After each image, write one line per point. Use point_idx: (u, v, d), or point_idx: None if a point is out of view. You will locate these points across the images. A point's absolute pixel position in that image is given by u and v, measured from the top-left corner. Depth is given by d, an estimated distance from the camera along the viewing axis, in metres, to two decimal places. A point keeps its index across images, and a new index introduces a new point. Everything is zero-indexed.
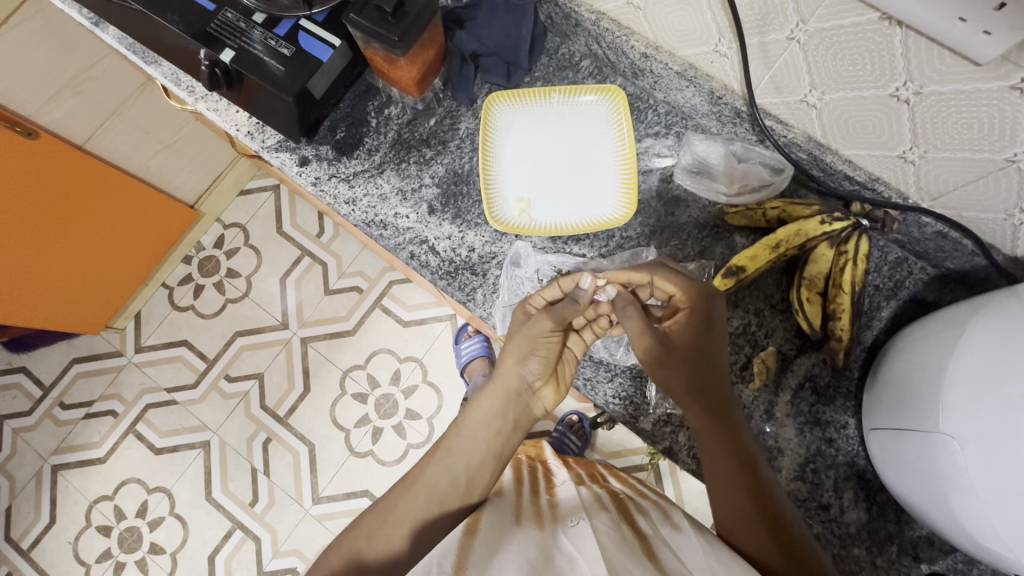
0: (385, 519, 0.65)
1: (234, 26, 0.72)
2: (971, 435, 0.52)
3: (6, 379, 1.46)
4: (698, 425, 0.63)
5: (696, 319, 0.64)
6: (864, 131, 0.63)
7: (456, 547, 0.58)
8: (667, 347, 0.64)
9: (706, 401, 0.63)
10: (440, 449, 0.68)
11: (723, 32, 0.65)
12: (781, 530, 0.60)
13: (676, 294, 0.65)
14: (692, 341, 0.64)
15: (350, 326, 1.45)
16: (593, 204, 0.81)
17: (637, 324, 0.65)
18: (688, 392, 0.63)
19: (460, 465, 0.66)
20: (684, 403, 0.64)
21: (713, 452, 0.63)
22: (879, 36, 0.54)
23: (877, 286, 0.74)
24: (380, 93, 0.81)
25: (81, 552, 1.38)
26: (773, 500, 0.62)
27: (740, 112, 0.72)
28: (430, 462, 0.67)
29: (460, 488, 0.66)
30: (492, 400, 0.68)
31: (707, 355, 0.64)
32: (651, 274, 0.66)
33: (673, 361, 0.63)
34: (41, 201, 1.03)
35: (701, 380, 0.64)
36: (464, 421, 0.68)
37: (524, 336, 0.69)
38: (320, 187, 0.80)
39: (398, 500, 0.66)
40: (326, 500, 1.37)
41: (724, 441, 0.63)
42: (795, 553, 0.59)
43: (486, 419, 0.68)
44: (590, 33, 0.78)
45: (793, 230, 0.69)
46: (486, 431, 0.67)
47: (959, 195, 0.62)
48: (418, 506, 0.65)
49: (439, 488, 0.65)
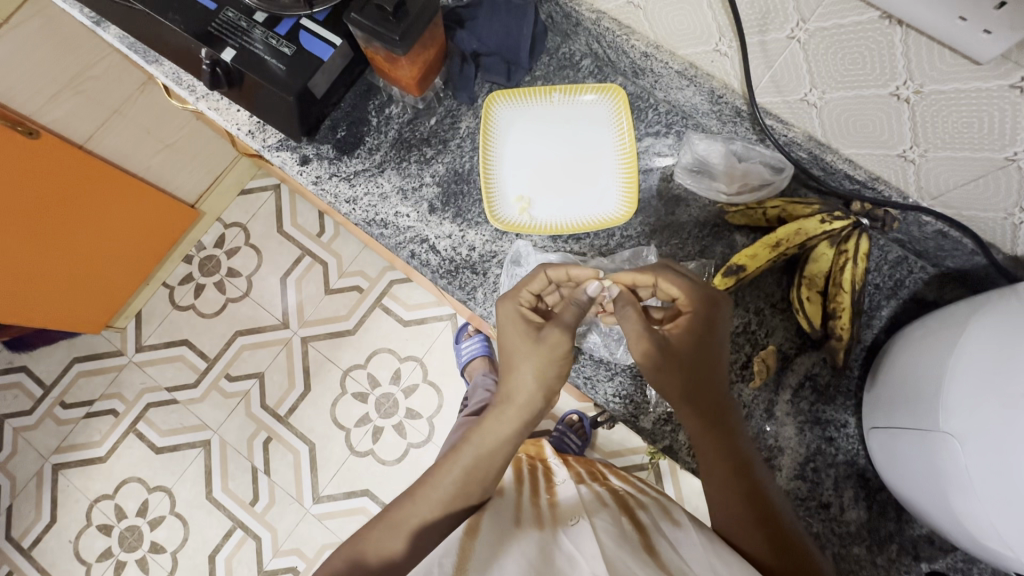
0: (391, 526, 0.64)
1: (235, 26, 0.72)
2: (971, 435, 0.52)
3: (6, 379, 1.47)
4: (693, 427, 0.63)
5: (697, 323, 0.64)
6: (864, 130, 0.63)
7: (457, 548, 0.59)
8: (666, 350, 0.63)
9: (704, 405, 0.63)
10: (455, 466, 0.66)
11: (723, 32, 0.65)
12: (776, 532, 0.60)
13: (679, 299, 0.65)
14: (692, 345, 0.64)
15: (350, 325, 1.45)
16: (593, 204, 0.82)
17: (637, 328, 0.64)
18: (686, 396, 0.63)
19: (475, 482, 0.66)
20: (680, 406, 0.64)
21: (708, 454, 0.63)
22: (879, 36, 0.54)
23: (877, 285, 0.75)
24: (381, 92, 0.82)
25: (82, 551, 1.39)
26: (769, 503, 0.62)
27: (740, 111, 0.72)
28: (443, 477, 0.66)
29: (473, 499, 0.66)
30: (511, 423, 0.66)
31: (706, 359, 0.64)
32: (655, 277, 0.65)
33: (672, 364, 0.63)
34: (41, 200, 1.03)
35: (699, 384, 0.64)
36: (479, 438, 0.66)
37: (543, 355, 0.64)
38: (320, 186, 0.80)
39: (406, 512, 0.65)
40: (326, 499, 1.37)
41: (720, 444, 0.63)
42: (789, 555, 0.59)
43: (504, 439, 0.66)
44: (591, 32, 0.78)
45: (793, 229, 0.69)
46: (504, 451, 0.66)
47: (958, 194, 0.62)
48: (431, 519, 0.64)
49: (451, 502, 0.65)
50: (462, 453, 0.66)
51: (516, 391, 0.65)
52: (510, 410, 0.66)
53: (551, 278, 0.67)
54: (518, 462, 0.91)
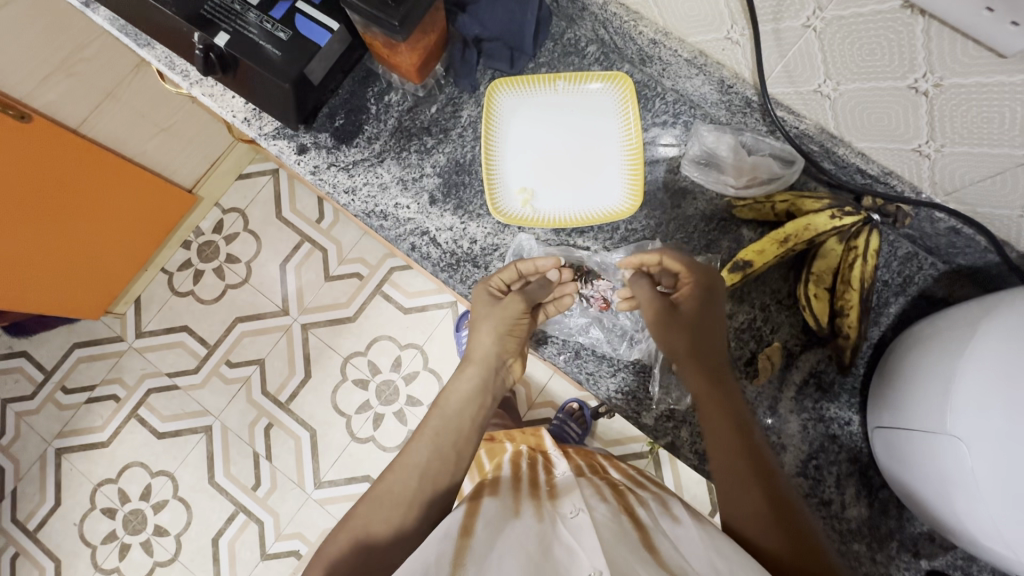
0: (375, 501, 0.65)
1: (228, 9, 0.69)
2: (977, 436, 0.51)
3: (7, 363, 1.47)
4: (697, 387, 0.66)
5: (698, 293, 0.69)
6: (880, 124, 0.61)
7: (453, 547, 0.56)
8: (671, 315, 0.69)
9: (708, 369, 0.67)
10: (426, 432, 0.69)
11: (736, 18, 0.63)
12: (778, 499, 0.60)
13: (683, 275, 0.70)
14: (697, 315, 0.69)
15: (351, 312, 1.44)
16: (596, 197, 0.80)
17: (648, 295, 0.71)
18: (691, 357, 0.67)
19: (447, 442, 0.68)
20: (688, 368, 0.67)
21: (711, 417, 0.65)
22: (900, 25, 0.52)
23: (886, 282, 0.73)
24: (380, 78, 0.79)
25: (87, 534, 1.40)
26: (769, 467, 0.63)
27: (751, 101, 0.70)
28: (418, 445, 0.68)
29: (449, 463, 0.68)
30: (474, 380, 0.72)
31: (707, 325, 0.68)
32: (661, 255, 0.70)
33: (677, 329, 0.69)
34: (33, 181, 1.01)
35: (703, 348, 0.68)
36: (446, 400, 0.72)
37: (500, 316, 0.71)
38: (319, 175, 0.78)
39: (387, 485, 0.66)
40: (328, 484, 1.38)
41: (724, 407, 0.65)
42: (790, 522, 0.59)
43: (470, 395, 0.71)
44: (597, 17, 0.75)
45: (802, 224, 0.68)
46: (471, 407, 0.71)
47: (975, 190, 0.60)
48: (411, 487, 0.65)
49: (427, 467, 0.67)
50: (430, 419, 0.70)
51: (474, 349, 0.73)
52: (470, 367, 0.73)
53: (521, 271, 0.73)
54: (517, 457, 0.89)
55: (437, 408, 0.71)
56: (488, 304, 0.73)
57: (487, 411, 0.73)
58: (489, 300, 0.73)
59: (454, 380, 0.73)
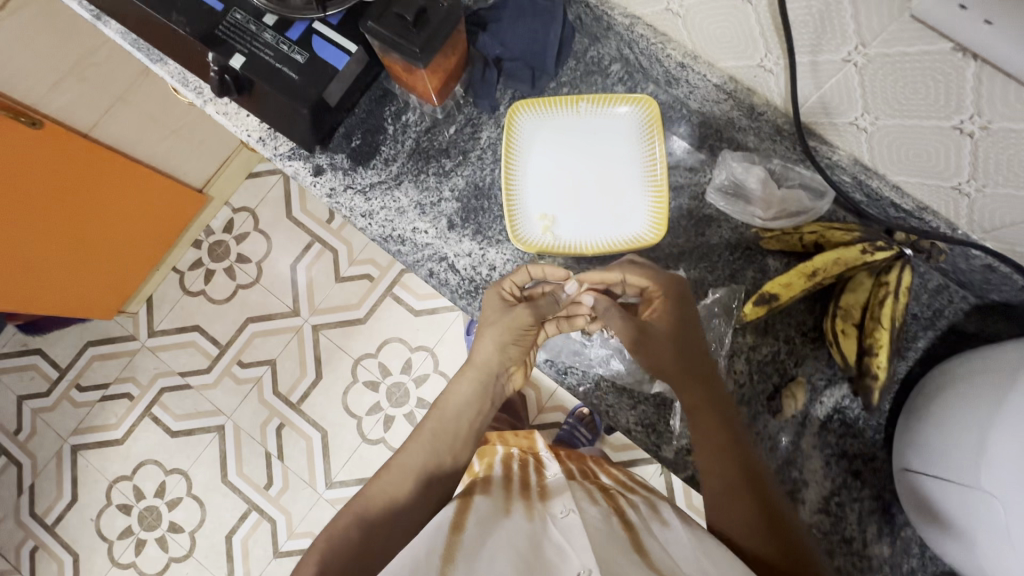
0: (369, 502, 0.64)
1: (243, 29, 0.67)
2: (1013, 496, 0.50)
3: (23, 361, 1.48)
4: (689, 399, 0.65)
5: (670, 308, 0.69)
6: (917, 159, 0.59)
7: (442, 543, 0.54)
8: (644, 334, 0.68)
9: (698, 379, 0.66)
10: (423, 433, 0.69)
11: (770, 46, 0.60)
12: (770, 508, 0.60)
13: (649, 288, 0.70)
14: (670, 330, 0.68)
15: (362, 314, 1.44)
16: (620, 223, 0.77)
17: (619, 321, 0.69)
18: (681, 370, 0.66)
19: (443, 443, 0.68)
20: (677, 379, 0.66)
21: (704, 428, 0.64)
22: (950, 67, 0.49)
23: (916, 314, 0.72)
24: (397, 98, 0.77)
25: (103, 529, 1.42)
26: (761, 479, 0.62)
27: (782, 129, 0.67)
28: (415, 445, 0.68)
29: (445, 465, 0.68)
30: (472, 383, 0.72)
31: (683, 337, 0.68)
32: (623, 274, 0.71)
33: (653, 344, 0.68)
34: (43, 182, 1.00)
35: (689, 361, 0.67)
36: (445, 403, 0.71)
37: (506, 325, 0.70)
38: (335, 198, 0.77)
39: (381, 485, 0.65)
40: (338, 485, 1.39)
41: (715, 417, 0.64)
42: (778, 529, 0.59)
43: (468, 399, 0.71)
44: (623, 37, 0.72)
45: (832, 258, 0.66)
46: (469, 411, 0.71)
47: (1016, 230, 0.58)
48: (406, 488, 0.65)
49: (422, 467, 0.67)
50: (428, 420, 0.70)
51: (475, 353, 0.72)
52: (468, 372, 0.72)
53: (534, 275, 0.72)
54: (508, 459, 0.87)
55: (434, 410, 0.71)
56: (498, 309, 0.71)
57: (486, 417, 0.72)
58: (500, 305, 0.71)
59: (450, 386, 0.72)
